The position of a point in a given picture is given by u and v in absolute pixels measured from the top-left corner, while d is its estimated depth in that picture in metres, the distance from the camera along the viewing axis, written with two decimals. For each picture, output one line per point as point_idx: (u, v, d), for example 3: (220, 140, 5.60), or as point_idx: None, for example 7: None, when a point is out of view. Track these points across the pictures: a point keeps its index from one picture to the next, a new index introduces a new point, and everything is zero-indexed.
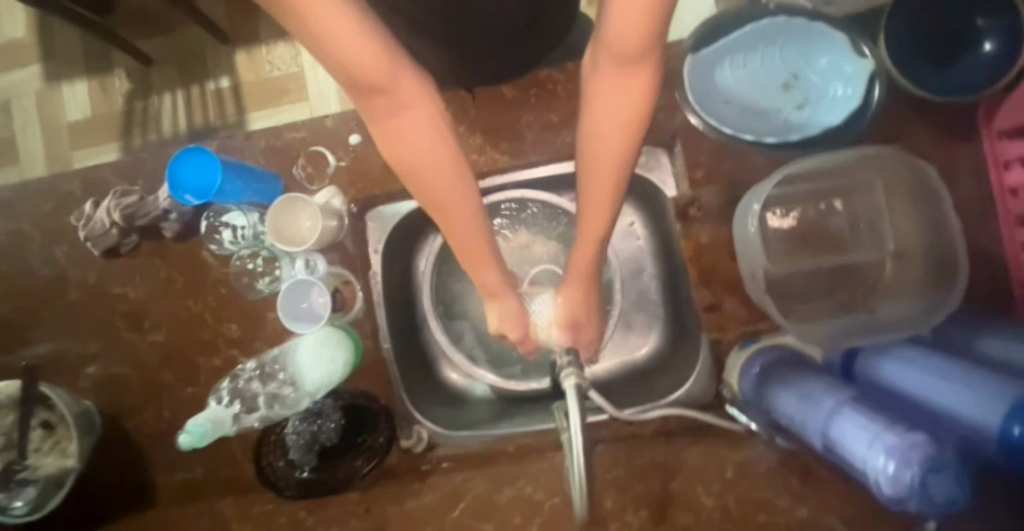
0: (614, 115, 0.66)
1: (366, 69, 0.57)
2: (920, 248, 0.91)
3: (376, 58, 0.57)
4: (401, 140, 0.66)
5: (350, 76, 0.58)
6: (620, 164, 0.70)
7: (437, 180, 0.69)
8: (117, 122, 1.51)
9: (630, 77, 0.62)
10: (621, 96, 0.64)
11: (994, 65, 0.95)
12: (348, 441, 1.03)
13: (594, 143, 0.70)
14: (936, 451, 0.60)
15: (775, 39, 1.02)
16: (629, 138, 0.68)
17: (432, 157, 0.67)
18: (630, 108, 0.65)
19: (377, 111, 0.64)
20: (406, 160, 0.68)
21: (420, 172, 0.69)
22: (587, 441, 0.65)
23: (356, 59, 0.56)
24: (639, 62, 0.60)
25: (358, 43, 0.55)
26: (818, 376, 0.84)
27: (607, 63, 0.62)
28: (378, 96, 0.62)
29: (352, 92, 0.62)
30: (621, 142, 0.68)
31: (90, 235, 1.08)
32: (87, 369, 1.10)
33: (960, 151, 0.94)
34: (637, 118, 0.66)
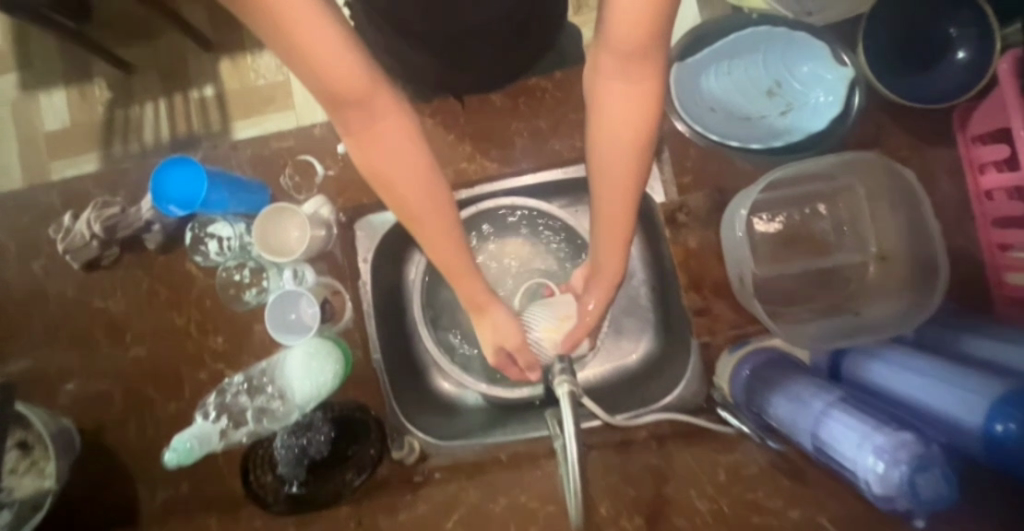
0: (619, 122, 0.62)
1: (344, 84, 0.54)
2: (900, 252, 0.94)
3: (357, 74, 0.54)
4: (382, 157, 0.62)
5: (327, 91, 0.55)
6: (630, 173, 0.66)
7: (414, 195, 0.65)
8: (97, 132, 1.48)
9: (633, 81, 0.58)
10: (628, 102, 0.60)
11: (967, 71, 0.99)
12: (339, 453, 1.01)
13: (602, 153, 0.66)
14: (922, 449, 0.61)
15: (758, 47, 1.04)
16: (638, 145, 0.63)
17: (414, 176, 0.64)
18: (638, 114, 0.61)
19: (357, 129, 0.60)
20: (387, 178, 0.64)
21: (402, 191, 0.65)
22: (582, 447, 0.65)
23: (337, 73, 0.53)
24: (646, 64, 0.56)
25: (337, 58, 0.52)
26: (807, 378, 0.85)
27: (611, 66, 0.57)
28: (358, 113, 0.58)
29: (331, 108, 0.58)
30: (628, 150, 0.64)
31: (69, 247, 1.05)
32: (66, 385, 1.07)
33: (936, 155, 0.97)
34: (645, 125, 0.62)
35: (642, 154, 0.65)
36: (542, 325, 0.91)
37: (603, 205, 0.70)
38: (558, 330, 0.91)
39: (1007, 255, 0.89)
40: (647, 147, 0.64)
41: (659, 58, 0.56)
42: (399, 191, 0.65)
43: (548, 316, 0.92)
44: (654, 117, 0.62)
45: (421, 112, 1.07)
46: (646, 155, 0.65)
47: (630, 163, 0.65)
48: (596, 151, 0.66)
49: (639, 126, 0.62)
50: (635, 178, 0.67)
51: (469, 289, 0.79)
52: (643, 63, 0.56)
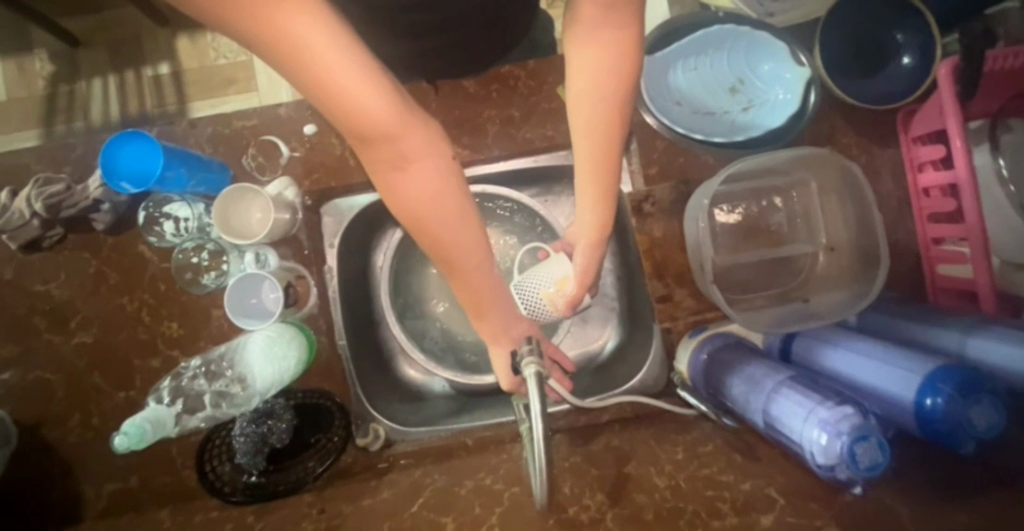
0: (603, 75, 0.68)
1: (377, 123, 0.56)
2: (847, 243, 1.00)
3: (389, 112, 0.56)
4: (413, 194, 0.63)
5: (361, 132, 0.56)
6: (615, 120, 0.71)
7: (445, 227, 0.66)
8: (38, 108, 1.38)
9: (615, 28, 0.64)
10: (609, 50, 0.66)
11: (908, 78, 1.07)
12: (301, 441, 1.00)
13: (585, 101, 0.70)
14: (861, 421, 0.65)
15: (723, 45, 1.08)
16: (621, 93, 0.69)
17: (443, 208, 0.64)
18: (620, 60, 0.67)
19: (387, 170, 0.61)
20: (418, 215, 0.64)
21: (433, 227, 0.65)
22: (547, 426, 0.66)
23: (367, 108, 0.54)
24: (625, 9, 0.63)
25: (369, 96, 0.54)
26: (761, 359, 0.90)
27: (594, 18, 0.63)
28: (389, 152, 0.59)
29: (362, 150, 0.59)
30: (611, 97, 0.69)
31: (4, 227, 0.97)
32: (1, 375, 1.00)
33: (879, 154, 1.05)
34: (628, 71, 0.68)
35: (625, 103, 0.70)
36: (541, 290, 0.93)
37: (586, 153, 0.74)
38: (557, 294, 0.93)
39: (939, 248, 0.97)
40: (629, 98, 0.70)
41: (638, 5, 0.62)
42: (431, 226, 0.65)
43: (545, 281, 0.93)
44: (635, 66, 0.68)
45: None
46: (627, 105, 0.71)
47: (613, 110, 0.70)
48: (578, 99, 0.71)
49: (621, 72, 0.68)
50: (618, 127, 0.72)
51: (496, 318, 0.78)
52: (625, 9, 0.62)
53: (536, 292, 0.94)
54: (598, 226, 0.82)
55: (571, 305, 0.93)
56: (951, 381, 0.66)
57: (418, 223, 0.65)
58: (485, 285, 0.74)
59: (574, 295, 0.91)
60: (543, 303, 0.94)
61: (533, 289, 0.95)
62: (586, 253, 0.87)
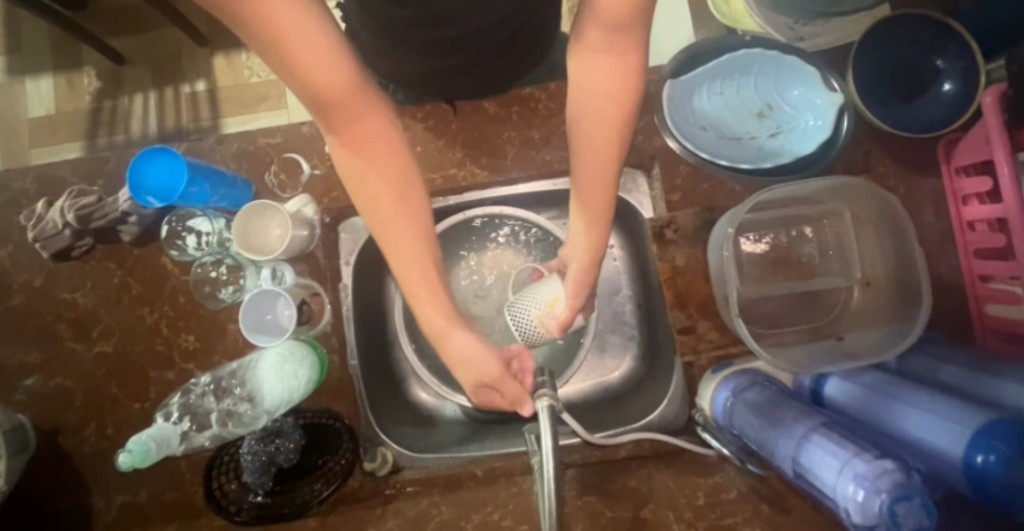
0: (606, 97, 0.66)
1: (329, 83, 0.59)
2: (884, 277, 0.94)
3: (342, 74, 0.59)
4: (360, 152, 0.67)
5: (317, 95, 0.60)
6: (614, 143, 0.69)
7: (386, 194, 0.69)
8: (82, 122, 1.45)
9: (618, 51, 0.62)
10: (610, 75, 0.64)
11: (950, 105, 1.01)
12: (308, 462, 0.97)
13: (588, 122, 0.68)
14: (903, 478, 0.59)
15: (750, 69, 1.06)
16: (622, 121, 0.67)
17: (388, 174, 0.69)
18: (622, 85, 0.65)
19: (336, 127, 0.64)
20: (361, 173, 0.68)
21: (372, 188, 0.68)
22: (559, 465, 0.62)
23: (327, 77, 0.58)
24: (627, 33, 0.60)
25: (325, 59, 0.57)
26: (790, 401, 0.84)
27: (596, 39, 0.61)
28: (342, 112, 0.63)
29: (314, 111, 0.62)
30: (614, 120, 0.67)
31: (39, 235, 1.01)
32: (25, 381, 1.02)
33: (919, 184, 0.99)
34: (631, 94, 0.66)
35: (627, 121, 0.68)
36: (533, 312, 0.94)
37: (588, 173, 0.72)
38: (548, 316, 0.94)
39: (987, 286, 0.90)
40: (630, 121, 0.68)
41: (641, 29, 0.60)
42: (371, 186, 0.68)
43: (536, 304, 0.94)
44: (637, 92, 0.66)
45: (413, 115, 1.06)
46: (628, 127, 0.69)
47: (613, 132, 0.68)
48: (579, 121, 0.69)
49: (623, 92, 0.65)
50: (617, 149, 0.70)
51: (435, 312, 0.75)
52: (627, 31, 0.60)
53: (528, 315, 0.95)
54: (585, 249, 0.81)
55: (562, 327, 0.93)
56: (1006, 436, 0.60)
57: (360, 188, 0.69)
58: (423, 267, 0.72)
59: (565, 317, 0.91)
60: (535, 325, 0.95)
61: (523, 312, 0.96)
62: (579, 276, 0.85)
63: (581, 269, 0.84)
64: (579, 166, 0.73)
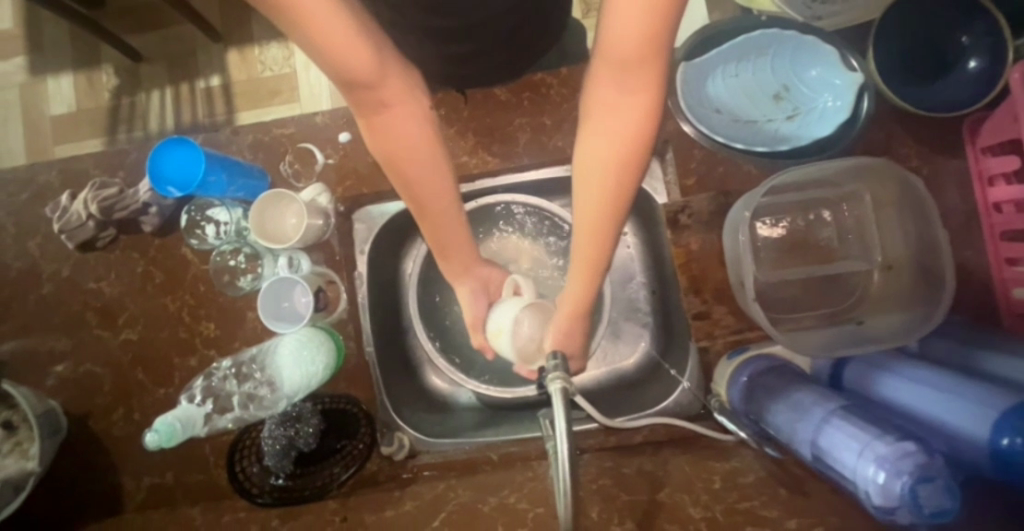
0: (614, 138, 0.63)
1: (357, 68, 0.57)
2: (905, 260, 0.92)
3: (370, 60, 0.58)
4: (392, 135, 0.66)
5: (347, 78, 0.59)
6: (620, 186, 0.66)
7: (417, 169, 0.69)
8: (103, 118, 1.48)
9: (631, 92, 0.60)
10: (622, 112, 0.61)
11: (979, 81, 0.98)
12: (328, 445, 0.99)
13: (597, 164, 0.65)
14: (925, 460, 0.58)
15: (766, 50, 1.04)
16: (632, 164, 0.65)
17: (422, 151, 0.68)
18: (636, 125, 0.62)
19: (367, 112, 0.64)
20: (396, 154, 0.68)
21: (410, 167, 0.69)
22: (574, 447, 0.63)
23: (352, 61, 0.57)
24: (645, 68, 0.57)
25: (352, 49, 0.56)
26: (809, 386, 0.83)
27: (609, 75, 0.59)
28: (370, 96, 0.62)
29: (344, 91, 0.61)
30: (622, 163, 0.65)
31: (64, 227, 1.04)
32: (55, 368, 1.06)
33: (942, 165, 0.96)
34: (645, 131, 0.62)
35: (637, 165, 0.65)
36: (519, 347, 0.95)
37: (590, 220, 0.69)
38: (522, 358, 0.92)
39: (1014, 269, 0.88)
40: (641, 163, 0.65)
41: (658, 68, 0.57)
42: (407, 167, 0.69)
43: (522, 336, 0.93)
44: (649, 134, 0.63)
45: None
46: (638, 171, 0.66)
47: (620, 174, 0.65)
48: (585, 163, 0.66)
49: (634, 133, 0.62)
50: (624, 192, 0.67)
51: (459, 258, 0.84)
52: (642, 71, 0.57)
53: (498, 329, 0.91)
54: (583, 298, 0.76)
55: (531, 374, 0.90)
56: None
57: (396, 167, 0.69)
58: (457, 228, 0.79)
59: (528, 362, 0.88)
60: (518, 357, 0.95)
61: None
62: (570, 323, 0.79)
63: (572, 313, 0.78)
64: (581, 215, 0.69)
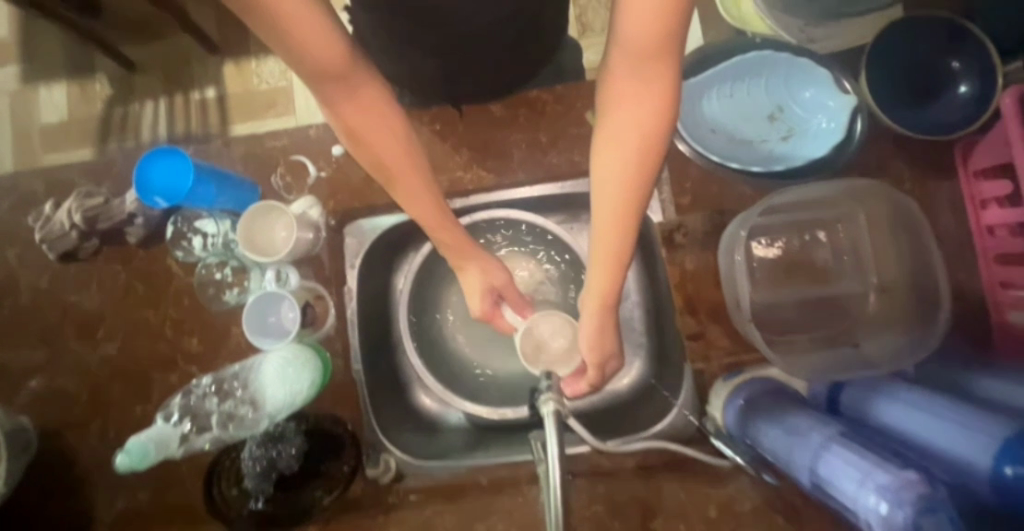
0: (632, 125, 0.65)
1: (325, 59, 0.59)
2: (899, 282, 0.92)
3: (338, 52, 0.59)
4: (368, 122, 0.68)
5: (320, 71, 0.60)
6: (639, 172, 0.67)
7: (397, 159, 0.71)
8: (94, 127, 1.46)
9: (647, 77, 0.62)
10: (640, 100, 0.64)
11: (968, 104, 1.00)
12: (310, 468, 0.96)
13: (615, 150, 0.67)
14: (928, 490, 0.56)
15: (761, 71, 1.04)
16: (650, 148, 0.66)
17: (397, 142, 0.70)
18: (653, 112, 0.64)
19: (339, 102, 0.65)
20: (373, 141, 0.69)
21: (389, 154, 0.70)
22: (565, 473, 0.61)
23: (321, 49, 0.58)
24: (659, 59, 0.60)
25: (320, 36, 0.57)
26: (805, 411, 0.80)
27: (626, 66, 0.62)
28: (342, 87, 0.63)
29: (315, 84, 0.62)
30: (640, 147, 0.66)
31: (46, 236, 1.01)
32: (28, 383, 1.01)
33: (934, 188, 0.97)
34: (659, 119, 0.65)
35: (654, 149, 0.66)
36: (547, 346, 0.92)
37: (613, 207, 0.69)
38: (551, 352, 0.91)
39: (1008, 292, 0.88)
40: (659, 150, 0.66)
41: (671, 58, 0.60)
42: (390, 157, 0.71)
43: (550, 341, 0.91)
44: (664, 118, 0.65)
45: (419, 118, 1.06)
46: (656, 157, 0.67)
47: (637, 159, 0.67)
48: (605, 149, 0.68)
49: (650, 120, 0.65)
50: (643, 176, 0.67)
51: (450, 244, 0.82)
52: (655, 62, 0.60)
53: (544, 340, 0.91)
54: (605, 291, 0.75)
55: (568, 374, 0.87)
56: None
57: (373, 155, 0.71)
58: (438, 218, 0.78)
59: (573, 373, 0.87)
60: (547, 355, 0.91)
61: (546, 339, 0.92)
62: (597, 318, 0.78)
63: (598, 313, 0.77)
64: (602, 202, 0.70)
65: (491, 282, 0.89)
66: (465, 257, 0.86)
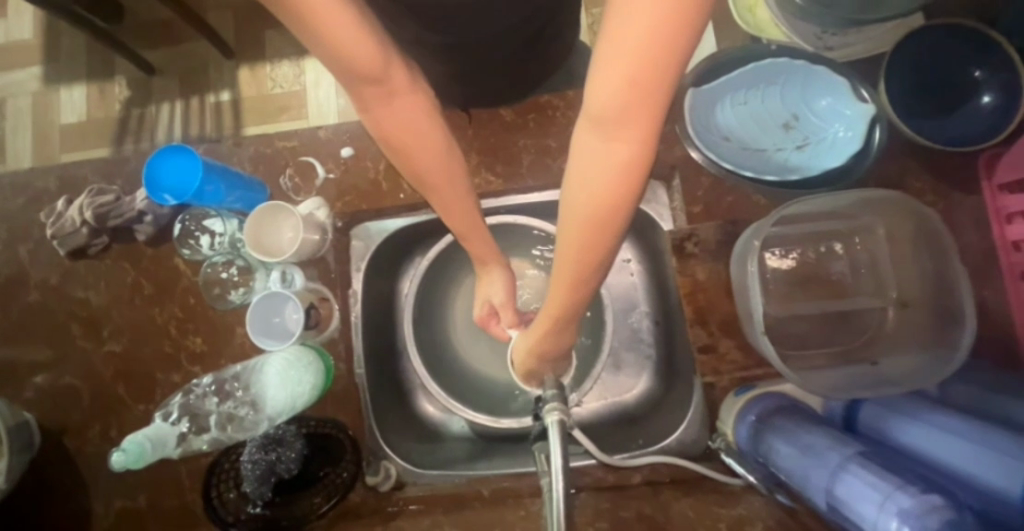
0: (598, 190, 0.48)
1: (365, 64, 0.56)
2: (922, 298, 0.88)
3: (377, 56, 0.56)
4: (401, 129, 0.65)
5: (352, 72, 0.56)
6: (594, 252, 0.53)
7: (428, 167, 0.69)
8: (112, 128, 1.48)
9: (621, 140, 0.45)
10: (609, 163, 0.47)
11: (993, 115, 0.97)
12: (309, 473, 0.93)
13: (574, 224, 0.51)
14: (956, 517, 0.53)
15: (776, 79, 1.02)
16: (610, 222, 0.51)
17: (432, 150, 0.68)
18: (615, 188, 0.48)
19: (374, 105, 0.62)
20: (402, 146, 0.67)
21: (421, 161, 0.68)
22: (570, 487, 0.58)
23: (357, 55, 0.54)
24: (640, 114, 0.43)
25: (357, 37, 0.53)
26: (822, 428, 0.77)
27: (591, 131, 0.46)
28: (377, 91, 0.60)
29: (348, 84, 0.59)
30: (599, 220, 0.50)
31: (58, 233, 1.02)
32: (34, 379, 1.01)
33: (957, 201, 0.94)
34: (630, 191, 0.49)
35: (615, 226, 0.51)
36: None
37: (564, 285, 0.58)
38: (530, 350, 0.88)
39: None
40: (619, 227, 0.51)
41: (653, 123, 0.44)
42: (415, 161, 0.68)
43: None
44: (637, 185, 0.49)
45: None
46: (614, 235, 0.52)
47: (593, 236, 0.52)
48: (566, 215, 0.52)
49: (618, 188, 0.48)
50: (600, 258, 0.54)
51: (479, 250, 0.82)
52: (634, 121, 0.44)
53: None
54: (552, 333, 0.68)
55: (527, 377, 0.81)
56: None
57: (405, 160, 0.69)
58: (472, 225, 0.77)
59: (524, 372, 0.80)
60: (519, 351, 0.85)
61: None
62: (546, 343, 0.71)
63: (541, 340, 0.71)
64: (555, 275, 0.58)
65: (489, 297, 0.91)
66: (484, 272, 0.88)
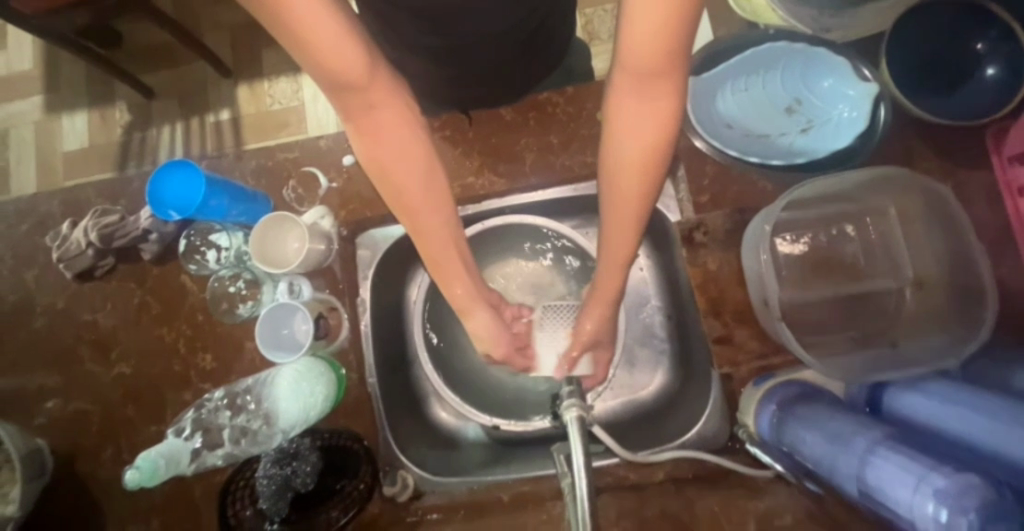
0: (639, 136, 0.63)
1: (347, 72, 0.56)
2: (939, 277, 0.87)
3: (360, 61, 0.56)
4: (381, 141, 0.65)
5: (334, 80, 0.57)
6: (644, 186, 0.67)
7: (409, 183, 0.68)
8: (114, 152, 1.49)
9: (657, 94, 0.60)
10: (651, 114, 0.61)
11: (996, 89, 0.97)
12: (326, 487, 0.90)
13: (627, 162, 0.66)
14: (993, 497, 0.51)
15: (776, 63, 1.02)
16: (652, 164, 0.65)
17: (415, 161, 0.67)
18: (655, 131, 0.63)
19: (354, 115, 0.62)
20: (383, 162, 0.66)
21: (402, 174, 0.67)
22: (593, 485, 0.57)
23: (339, 62, 0.55)
24: (669, 76, 0.57)
25: (342, 46, 0.54)
26: (845, 413, 0.75)
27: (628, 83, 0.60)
28: (360, 99, 0.60)
29: (331, 95, 0.60)
30: (645, 160, 0.65)
31: (64, 256, 1.01)
32: (45, 404, 1.01)
33: (967, 176, 0.93)
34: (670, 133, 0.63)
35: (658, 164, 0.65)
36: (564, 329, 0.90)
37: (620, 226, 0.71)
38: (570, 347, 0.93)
39: None
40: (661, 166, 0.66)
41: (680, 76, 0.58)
42: (397, 176, 0.67)
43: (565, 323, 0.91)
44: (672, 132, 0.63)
45: (429, 124, 1.04)
46: (658, 175, 0.67)
47: (644, 177, 0.66)
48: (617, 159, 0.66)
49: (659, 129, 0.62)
50: (648, 195, 0.68)
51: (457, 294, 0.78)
52: (666, 77, 0.57)
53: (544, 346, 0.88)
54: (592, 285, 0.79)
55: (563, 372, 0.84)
56: None
57: (385, 177, 0.68)
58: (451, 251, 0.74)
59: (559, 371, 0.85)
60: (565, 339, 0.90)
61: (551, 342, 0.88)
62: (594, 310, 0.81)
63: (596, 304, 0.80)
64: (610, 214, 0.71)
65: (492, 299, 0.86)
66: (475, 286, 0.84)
